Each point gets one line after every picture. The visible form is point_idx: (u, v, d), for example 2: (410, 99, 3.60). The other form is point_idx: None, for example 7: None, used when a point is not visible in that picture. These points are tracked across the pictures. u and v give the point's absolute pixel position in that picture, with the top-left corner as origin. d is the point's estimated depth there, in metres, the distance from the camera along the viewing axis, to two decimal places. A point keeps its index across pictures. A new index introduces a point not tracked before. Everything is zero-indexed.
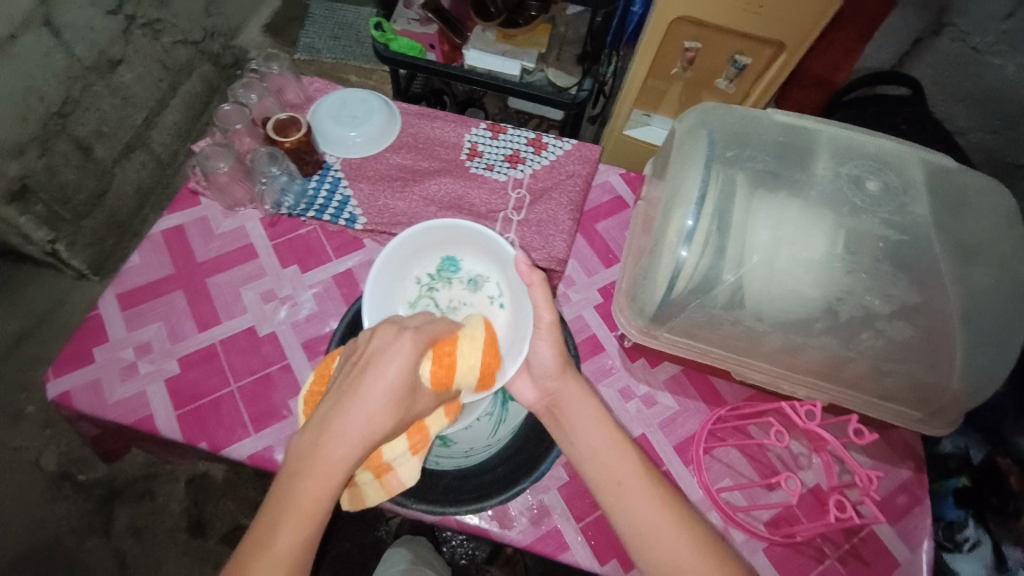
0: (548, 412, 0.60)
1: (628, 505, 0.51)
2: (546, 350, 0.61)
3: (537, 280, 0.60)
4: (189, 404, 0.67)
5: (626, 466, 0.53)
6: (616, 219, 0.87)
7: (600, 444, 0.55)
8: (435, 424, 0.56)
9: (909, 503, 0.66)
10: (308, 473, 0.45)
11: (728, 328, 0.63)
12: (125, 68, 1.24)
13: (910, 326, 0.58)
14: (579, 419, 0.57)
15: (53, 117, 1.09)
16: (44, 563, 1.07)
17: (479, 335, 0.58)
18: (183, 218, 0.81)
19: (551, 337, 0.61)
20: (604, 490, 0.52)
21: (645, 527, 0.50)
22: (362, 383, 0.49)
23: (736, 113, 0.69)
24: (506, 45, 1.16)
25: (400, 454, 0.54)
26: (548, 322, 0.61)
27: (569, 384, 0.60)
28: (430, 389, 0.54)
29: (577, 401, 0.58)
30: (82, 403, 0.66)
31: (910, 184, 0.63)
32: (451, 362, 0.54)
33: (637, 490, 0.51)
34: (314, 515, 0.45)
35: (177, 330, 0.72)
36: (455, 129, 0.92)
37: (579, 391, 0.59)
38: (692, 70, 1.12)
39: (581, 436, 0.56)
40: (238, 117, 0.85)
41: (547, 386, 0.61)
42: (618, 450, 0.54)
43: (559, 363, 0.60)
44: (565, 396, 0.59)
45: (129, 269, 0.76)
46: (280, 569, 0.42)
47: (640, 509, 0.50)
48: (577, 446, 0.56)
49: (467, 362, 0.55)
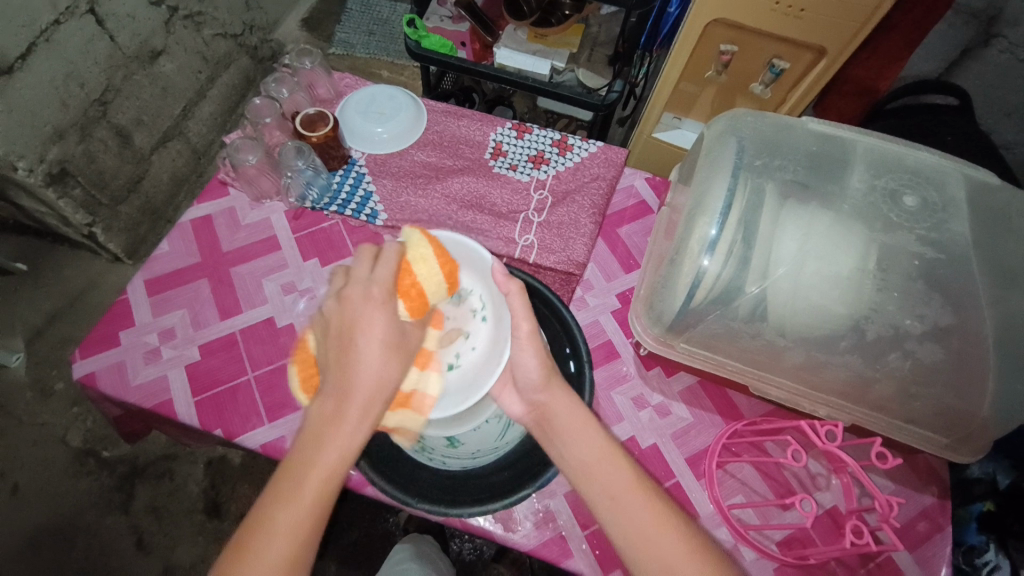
0: (537, 426, 0.58)
1: (621, 516, 0.49)
2: (531, 358, 0.58)
3: (514, 289, 0.60)
4: (207, 390, 0.69)
5: (621, 480, 0.52)
6: (640, 224, 0.85)
7: (590, 456, 0.53)
8: (431, 342, 0.60)
9: (929, 530, 0.63)
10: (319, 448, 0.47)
11: (748, 341, 0.61)
12: (166, 59, 1.28)
13: (941, 349, 0.55)
14: (572, 430, 0.55)
15: (94, 104, 1.13)
16: (67, 534, 1.12)
17: (428, 253, 0.58)
18: (211, 208, 0.83)
19: (532, 345, 0.59)
20: (597, 505, 0.51)
21: (644, 539, 0.48)
22: (362, 354, 0.49)
23: (768, 121, 0.67)
24: (538, 44, 1.16)
25: (418, 377, 0.57)
26: (527, 329, 0.59)
27: (555, 399, 0.57)
28: (413, 318, 0.57)
29: (570, 413, 0.56)
30: (106, 384, 0.68)
31: (950, 201, 0.59)
32: (418, 290, 0.57)
33: (632, 505, 0.50)
34: (326, 483, 0.46)
35: (199, 317, 0.74)
36: (480, 127, 0.92)
37: (566, 400, 0.57)
38: (726, 74, 1.09)
39: (571, 448, 0.54)
40: (268, 110, 0.86)
41: (534, 400, 0.58)
42: (607, 460, 0.53)
43: (544, 374, 0.58)
44: (553, 408, 0.57)
45: (159, 256, 0.78)
46: (300, 526, 0.45)
47: (633, 523, 0.49)
48: (566, 458, 0.54)
49: (431, 279, 0.57)
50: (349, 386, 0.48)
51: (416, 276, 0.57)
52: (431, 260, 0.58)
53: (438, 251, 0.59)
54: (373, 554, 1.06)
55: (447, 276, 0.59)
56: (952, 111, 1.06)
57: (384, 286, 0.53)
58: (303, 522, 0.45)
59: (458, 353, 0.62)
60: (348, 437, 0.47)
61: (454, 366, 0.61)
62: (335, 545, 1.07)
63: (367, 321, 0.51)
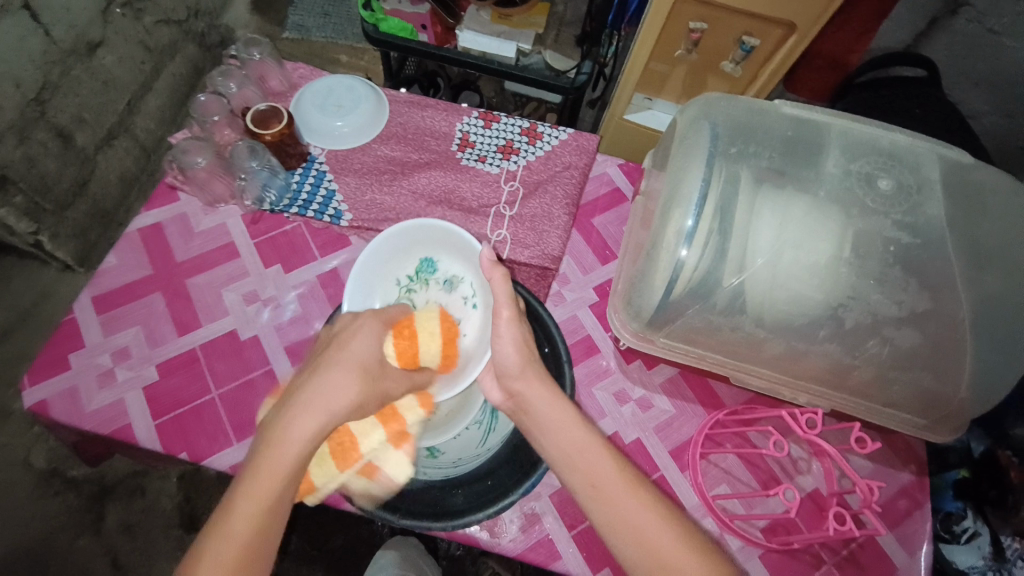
0: (515, 414, 0.56)
1: (608, 508, 0.46)
2: (510, 346, 0.57)
3: (498, 275, 0.59)
4: (169, 412, 0.65)
5: (603, 467, 0.48)
6: (614, 213, 0.83)
7: (575, 447, 0.50)
8: (410, 414, 0.57)
9: (909, 506, 0.64)
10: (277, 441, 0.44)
11: (728, 333, 0.60)
12: (105, 51, 1.18)
13: (919, 333, 0.54)
14: (553, 422, 0.52)
15: (30, 104, 1.05)
16: (39, 559, 1.07)
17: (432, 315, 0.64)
18: (161, 215, 0.77)
19: (512, 333, 0.57)
20: (581, 497, 0.47)
21: (634, 531, 0.44)
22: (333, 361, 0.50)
23: (741, 104, 0.65)
24: (501, 25, 1.12)
25: (379, 445, 0.55)
26: (508, 315, 0.58)
27: (533, 387, 0.54)
28: (399, 364, 0.57)
29: (551, 406, 0.53)
30: (58, 412, 0.64)
31: (925, 181, 0.58)
32: (411, 335, 0.59)
33: (618, 495, 0.46)
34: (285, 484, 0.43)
35: (156, 334, 0.69)
36: (446, 118, 0.88)
37: (545, 393, 0.54)
38: (697, 52, 1.06)
39: (551, 441, 0.51)
40: (217, 108, 0.81)
41: (512, 388, 0.55)
42: (590, 452, 0.49)
43: (522, 358, 0.56)
44: (529, 397, 0.54)
45: (106, 270, 0.73)
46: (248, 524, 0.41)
47: (622, 516, 0.45)
48: (550, 452, 0.51)
49: (428, 331, 0.62)
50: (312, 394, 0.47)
51: (414, 325, 0.61)
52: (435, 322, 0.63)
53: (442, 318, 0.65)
54: (360, 557, 1.04)
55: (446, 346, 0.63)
56: (922, 83, 1.06)
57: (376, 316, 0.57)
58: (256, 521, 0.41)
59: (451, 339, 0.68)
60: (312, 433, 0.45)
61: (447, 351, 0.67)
62: (320, 551, 1.05)
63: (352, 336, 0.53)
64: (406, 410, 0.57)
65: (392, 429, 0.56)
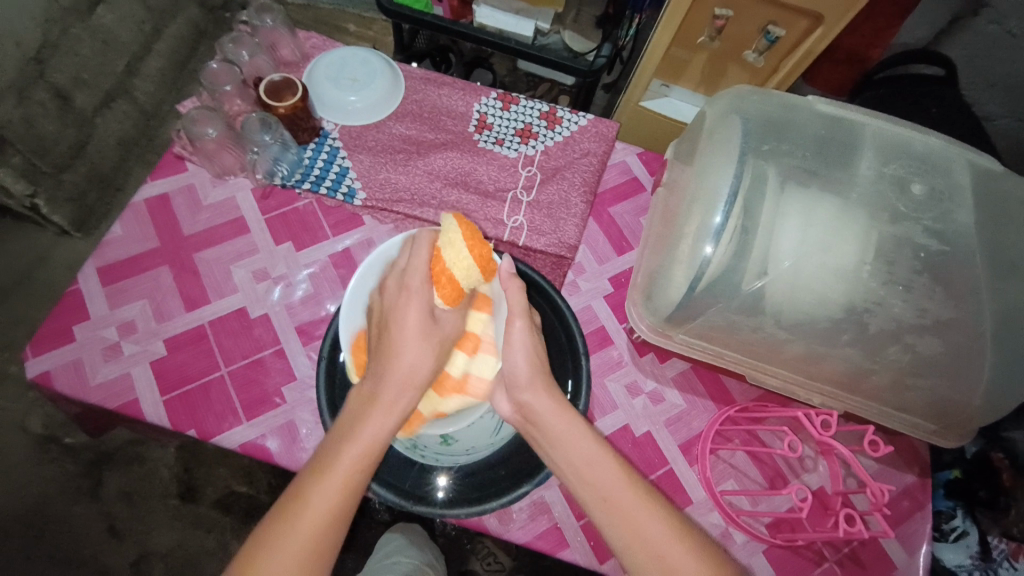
0: (523, 426, 0.54)
1: (615, 519, 0.45)
2: (521, 357, 0.55)
3: (515, 286, 0.57)
4: (176, 389, 0.64)
5: (618, 481, 0.47)
6: (631, 203, 0.82)
7: (581, 458, 0.48)
8: (479, 325, 0.60)
9: (910, 507, 0.66)
10: (359, 421, 0.46)
11: (748, 333, 0.59)
12: (105, 9, 1.14)
13: (942, 341, 0.54)
14: (558, 435, 0.50)
15: (30, 63, 1.02)
16: (35, 523, 1.07)
17: (456, 235, 0.54)
18: (168, 186, 0.75)
19: (523, 345, 0.55)
20: (593, 509, 0.47)
21: (646, 544, 0.44)
22: (399, 340, 0.49)
23: (774, 99, 0.63)
24: (521, 2, 1.09)
25: (463, 362, 0.58)
26: (521, 325, 0.56)
27: (541, 399, 0.52)
28: (450, 307, 0.54)
29: (557, 415, 0.51)
30: (62, 384, 0.63)
31: (956, 188, 0.57)
32: (449, 276, 0.53)
33: (629, 509, 0.45)
34: (368, 459, 0.44)
35: (163, 309, 0.68)
36: (463, 97, 0.86)
37: (551, 403, 0.52)
38: (720, 40, 1.03)
39: (558, 453, 0.50)
40: (228, 77, 0.77)
41: (519, 400, 0.53)
42: (602, 465, 0.48)
43: (534, 369, 0.54)
44: (537, 409, 0.52)
45: (111, 240, 0.71)
46: (334, 498, 0.42)
47: (636, 534, 0.44)
48: (558, 465, 0.50)
49: (460, 263, 0.53)
50: (389, 371, 0.48)
51: (444, 262, 0.53)
52: (460, 243, 0.54)
53: (466, 233, 0.54)
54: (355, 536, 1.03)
55: (482, 264, 0.55)
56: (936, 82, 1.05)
57: (422, 274, 0.52)
58: (344, 494, 0.43)
59: None
60: (389, 414, 0.46)
61: None
62: None
63: (404, 308, 0.51)
64: (473, 326, 0.60)
65: (469, 345, 0.59)
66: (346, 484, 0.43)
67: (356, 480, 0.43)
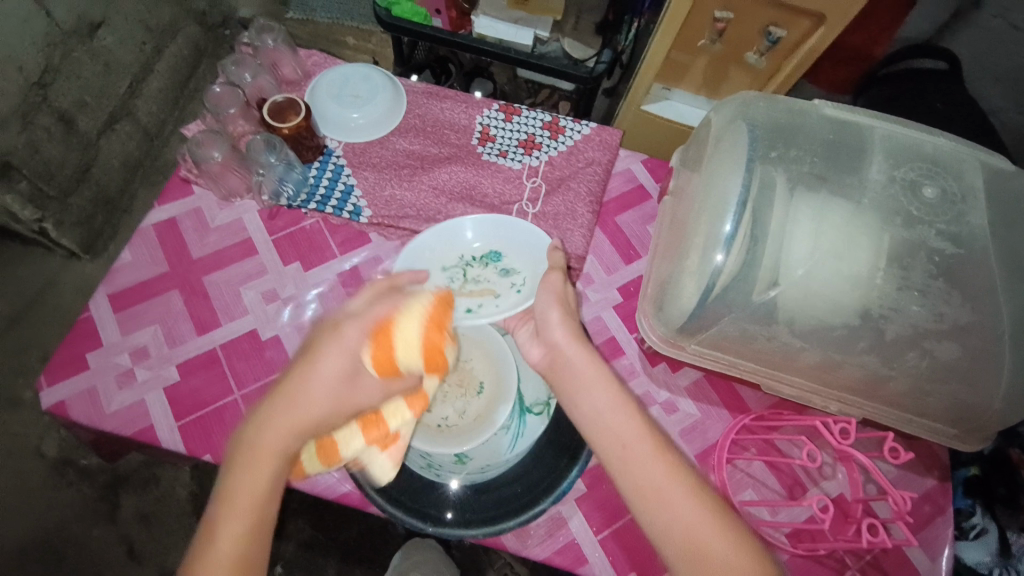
0: (548, 370, 0.57)
1: (627, 464, 0.47)
2: (553, 307, 0.58)
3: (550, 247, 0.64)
4: (191, 414, 0.64)
5: (634, 429, 0.49)
6: (637, 211, 0.82)
7: (604, 405, 0.51)
8: (395, 418, 0.52)
9: (932, 512, 0.65)
10: (237, 474, 0.44)
11: (762, 343, 0.59)
12: (106, 31, 1.15)
13: (960, 346, 0.54)
14: (581, 381, 0.53)
15: (32, 88, 1.03)
16: (53, 549, 1.06)
17: (417, 311, 0.53)
18: (176, 210, 0.75)
19: (554, 296, 0.58)
20: (607, 455, 0.49)
21: (654, 490, 0.46)
22: (301, 389, 0.48)
23: (781, 106, 0.62)
24: (519, 11, 1.09)
25: (362, 450, 0.52)
26: (554, 275, 0.60)
27: (570, 343, 0.56)
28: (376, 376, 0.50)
29: (585, 362, 0.54)
30: (78, 413, 0.63)
31: (968, 190, 0.57)
32: (390, 347, 0.51)
33: (641, 458, 0.47)
34: (253, 513, 0.44)
35: (174, 333, 0.68)
36: (465, 110, 0.86)
37: (577, 349, 0.55)
38: (721, 43, 1.03)
39: (583, 399, 0.52)
40: (230, 99, 0.78)
41: (549, 339, 0.57)
42: (621, 412, 0.50)
43: (561, 311, 0.57)
44: (566, 352, 0.56)
45: (121, 266, 0.71)
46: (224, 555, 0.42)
47: (647, 475, 0.46)
48: (581, 410, 0.52)
49: (406, 337, 0.51)
50: (277, 421, 0.46)
51: (393, 330, 0.51)
52: (416, 321, 0.53)
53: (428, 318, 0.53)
54: (369, 553, 1.02)
55: (427, 351, 0.52)
56: (939, 76, 1.03)
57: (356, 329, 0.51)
58: (234, 549, 0.43)
59: (481, 304, 0.67)
60: (272, 463, 0.45)
61: (473, 311, 0.66)
62: (333, 541, 1.03)
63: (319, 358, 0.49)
64: (390, 416, 0.52)
65: (376, 435, 0.52)
66: (238, 538, 0.43)
67: (249, 533, 0.43)
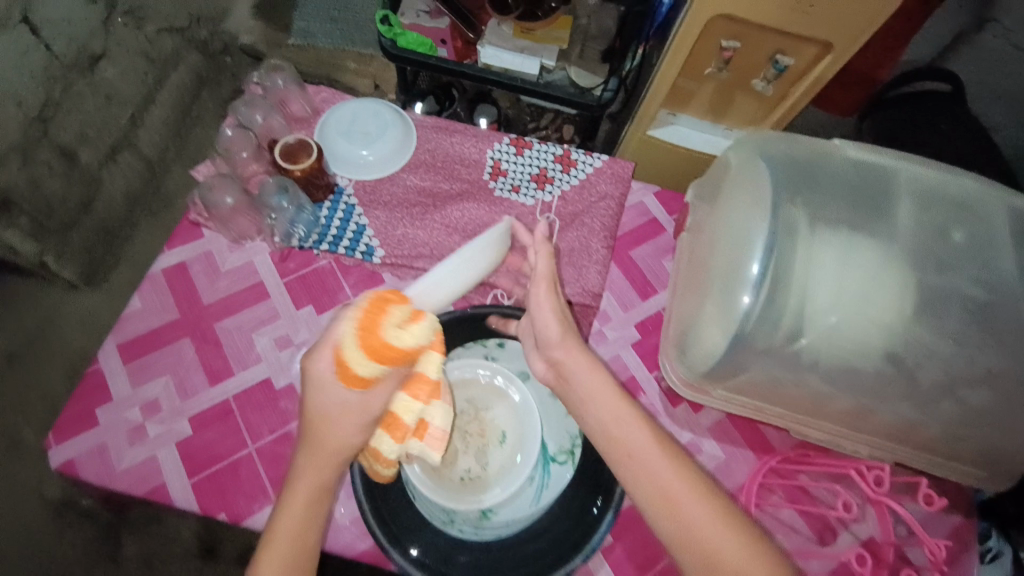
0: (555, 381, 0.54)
1: (636, 469, 0.46)
2: (549, 314, 0.54)
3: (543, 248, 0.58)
4: (204, 470, 0.62)
5: (640, 432, 0.47)
6: (650, 245, 0.81)
7: (608, 411, 0.49)
8: (409, 412, 0.47)
9: (959, 550, 0.62)
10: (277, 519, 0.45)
11: (791, 389, 0.58)
12: (107, 64, 1.04)
13: (994, 394, 0.53)
14: (588, 388, 0.50)
15: (33, 123, 0.92)
16: None
17: (360, 316, 0.43)
18: (186, 254, 0.74)
19: (550, 303, 0.55)
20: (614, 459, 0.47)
21: (662, 492, 0.45)
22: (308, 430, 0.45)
23: (803, 146, 0.62)
24: (524, 40, 1.08)
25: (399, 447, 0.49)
26: (544, 286, 0.56)
27: (575, 356, 0.52)
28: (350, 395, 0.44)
29: (589, 368, 0.51)
30: (88, 473, 0.61)
31: (996, 233, 0.56)
32: (342, 367, 0.43)
33: (652, 462, 0.45)
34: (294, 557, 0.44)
35: (186, 385, 0.66)
36: (476, 144, 0.84)
37: (583, 359, 0.52)
38: (728, 70, 1.00)
39: (587, 406, 0.50)
40: (242, 143, 0.78)
41: (552, 356, 0.54)
42: (625, 417, 0.48)
43: (561, 323, 0.54)
44: (569, 364, 0.52)
45: (129, 316, 0.70)
46: None
47: (655, 481, 0.45)
48: (588, 418, 0.50)
49: (355, 356, 0.42)
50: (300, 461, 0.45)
51: (341, 348, 0.43)
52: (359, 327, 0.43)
53: (369, 316, 0.43)
54: None
55: (378, 354, 0.42)
56: (944, 99, 1.02)
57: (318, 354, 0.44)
58: None
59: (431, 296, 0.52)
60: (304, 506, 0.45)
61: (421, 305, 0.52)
62: None
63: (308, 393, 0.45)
64: (403, 412, 0.47)
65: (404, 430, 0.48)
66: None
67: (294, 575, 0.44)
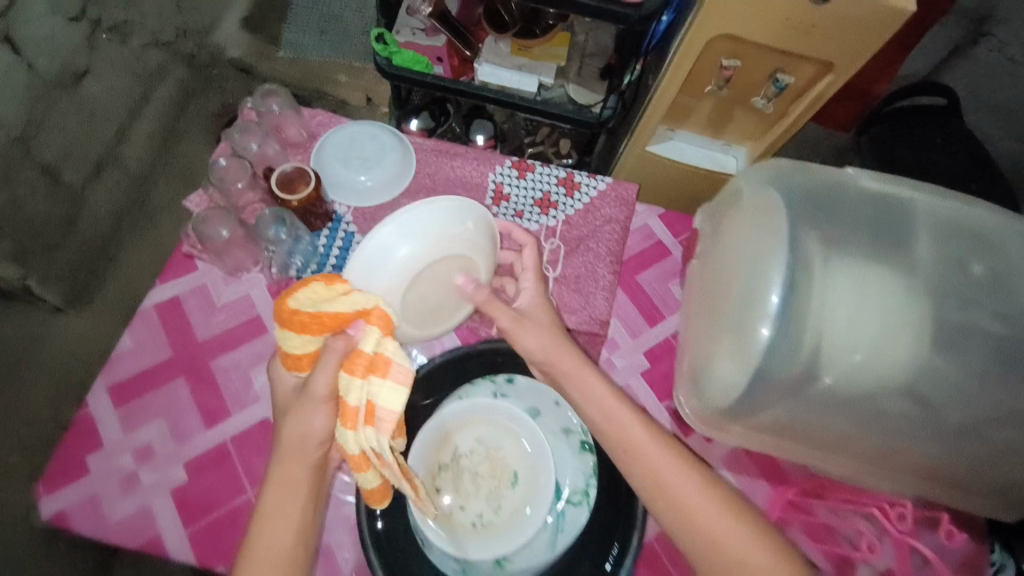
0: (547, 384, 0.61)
1: (654, 480, 0.52)
2: (544, 335, 0.60)
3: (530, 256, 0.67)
4: (201, 518, 0.60)
5: (650, 444, 0.53)
6: (656, 268, 0.80)
7: (627, 430, 0.54)
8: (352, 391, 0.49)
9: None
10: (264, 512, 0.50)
11: (814, 427, 0.56)
12: (92, 80, 0.96)
13: (1020, 431, 0.52)
14: (604, 416, 0.56)
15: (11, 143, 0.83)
16: None
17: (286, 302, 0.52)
18: (180, 288, 0.71)
19: (548, 330, 0.60)
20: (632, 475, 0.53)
21: (662, 485, 0.52)
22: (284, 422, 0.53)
23: (818, 173, 0.60)
24: (521, 58, 1.06)
25: (354, 437, 0.49)
26: (539, 312, 0.62)
27: (584, 391, 0.57)
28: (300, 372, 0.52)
29: (596, 388, 0.57)
30: (80, 525, 0.59)
31: (1015, 265, 0.55)
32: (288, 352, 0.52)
33: (671, 476, 0.51)
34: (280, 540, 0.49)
35: (181, 428, 0.64)
36: (477, 167, 0.82)
37: (587, 377, 0.58)
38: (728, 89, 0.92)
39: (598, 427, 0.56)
40: (237, 172, 0.74)
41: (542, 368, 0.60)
42: (636, 429, 0.54)
43: (554, 338, 0.59)
44: (565, 379, 0.58)
45: (119, 355, 0.67)
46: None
47: (677, 491, 0.51)
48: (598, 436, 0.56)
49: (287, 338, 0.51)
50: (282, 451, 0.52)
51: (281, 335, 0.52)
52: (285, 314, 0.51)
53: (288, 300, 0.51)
54: None
55: (299, 328, 0.50)
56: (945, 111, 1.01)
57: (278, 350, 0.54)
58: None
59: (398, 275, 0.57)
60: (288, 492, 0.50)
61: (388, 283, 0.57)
62: None
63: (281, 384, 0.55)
64: (346, 393, 0.49)
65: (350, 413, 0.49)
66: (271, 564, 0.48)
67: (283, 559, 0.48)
